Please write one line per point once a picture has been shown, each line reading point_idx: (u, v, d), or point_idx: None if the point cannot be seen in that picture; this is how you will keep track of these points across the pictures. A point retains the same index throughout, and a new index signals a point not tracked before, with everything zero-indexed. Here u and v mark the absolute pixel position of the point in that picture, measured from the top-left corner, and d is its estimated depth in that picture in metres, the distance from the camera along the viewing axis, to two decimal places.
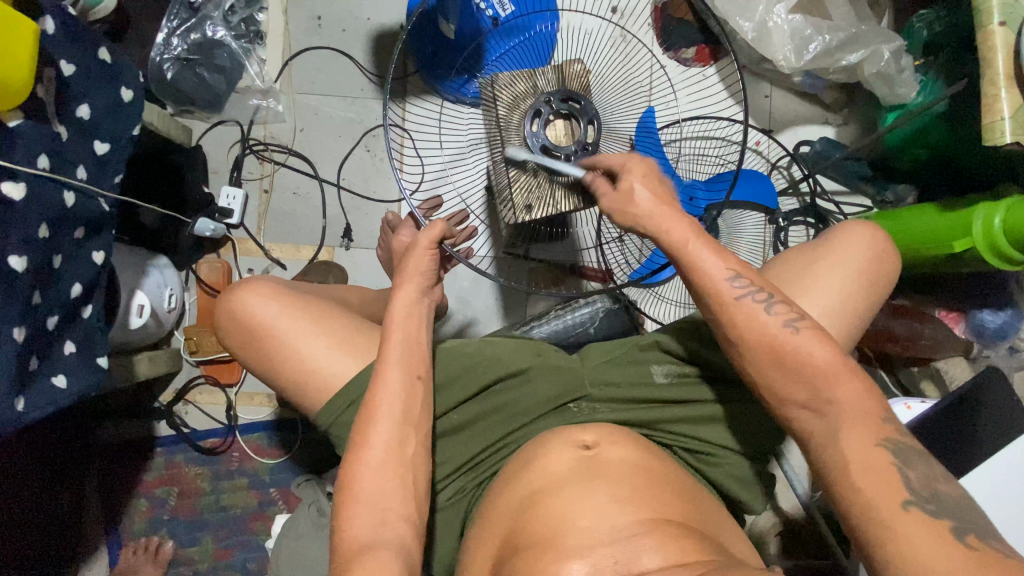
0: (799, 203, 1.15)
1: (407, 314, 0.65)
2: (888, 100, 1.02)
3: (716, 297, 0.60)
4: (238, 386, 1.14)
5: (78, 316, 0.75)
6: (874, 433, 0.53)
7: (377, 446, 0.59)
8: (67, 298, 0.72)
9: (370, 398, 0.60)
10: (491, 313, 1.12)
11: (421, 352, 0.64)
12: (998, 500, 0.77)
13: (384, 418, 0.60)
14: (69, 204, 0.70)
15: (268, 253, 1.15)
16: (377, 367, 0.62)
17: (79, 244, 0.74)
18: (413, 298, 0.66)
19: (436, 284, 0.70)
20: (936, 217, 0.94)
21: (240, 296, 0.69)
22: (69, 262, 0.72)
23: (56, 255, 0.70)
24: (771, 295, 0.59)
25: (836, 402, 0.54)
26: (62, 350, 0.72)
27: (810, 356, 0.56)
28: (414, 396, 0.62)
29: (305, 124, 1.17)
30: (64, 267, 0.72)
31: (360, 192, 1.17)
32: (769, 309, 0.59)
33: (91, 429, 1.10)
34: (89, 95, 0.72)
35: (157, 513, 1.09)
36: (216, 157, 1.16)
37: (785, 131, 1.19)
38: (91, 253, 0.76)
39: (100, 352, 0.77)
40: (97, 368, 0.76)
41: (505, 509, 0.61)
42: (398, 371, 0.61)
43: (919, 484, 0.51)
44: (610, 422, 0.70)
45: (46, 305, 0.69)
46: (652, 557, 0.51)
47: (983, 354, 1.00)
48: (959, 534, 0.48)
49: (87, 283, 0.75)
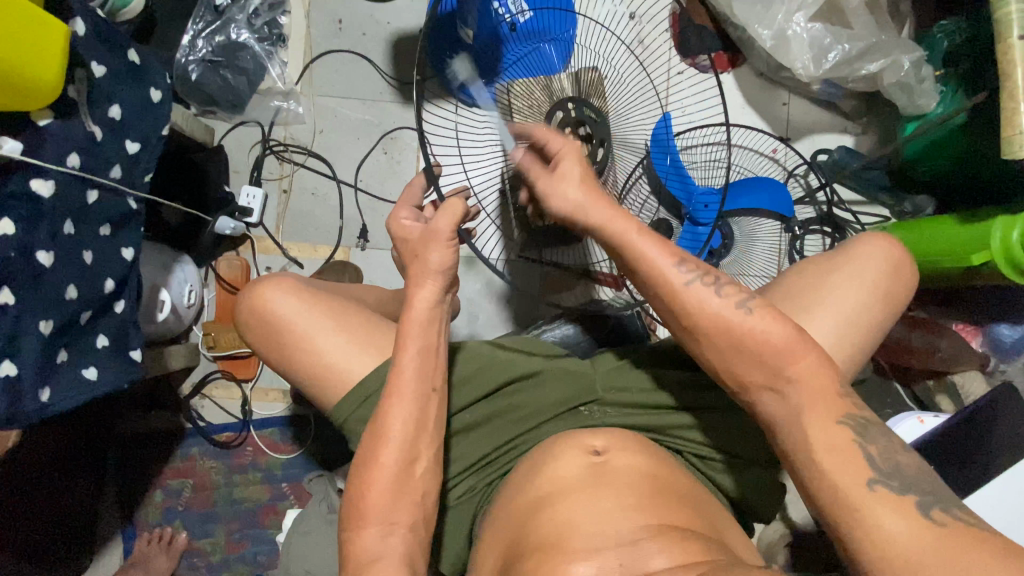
0: (815, 212, 1.14)
1: (427, 320, 0.64)
2: (908, 110, 1.01)
3: (669, 287, 0.62)
4: (253, 381, 1.16)
5: (112, 311, 0.78)
6: (835, 411, 0.54)
7: (394, 452, 0.60)
8: (99, 294, 0.74)
9: (386, 408, 0.61)
10: (501, 316, 1.13)
11: (437, 361, 0.64)
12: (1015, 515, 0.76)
13: (397, 432, 0.60)
14: (92, 201, 0.72)
15: (285, 251, 1.17)
16: (392, 379, 0.62)
17: (108, 241, 0.76)
18: (429, 291, 0.64)
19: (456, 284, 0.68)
20: (955, 229, 0.93)
21: (259, 291, 0.71)
22: (99, 257, 0.74)
23: (89, 251, 0.72)
24: (718, 277, 0.62)
25: (815, 388, 0.55)
26: (97, 343, 0.76)
27: (767, 334, 0.58)
28: (429, 408, 0.62)
29: (324, 125, 1.20)
30: (100, 263, 0.74)
31: (376, 194, 1.18)
32: (720, 292, 0.61)
33: (113, 420, 1.13)
34: (118, 96, 0.74)
35: (171, 503, 1.12)
36: (237, 156, 1.18)
37: (802, 139, 1.18)
38: (121, 249, 0.78)
39: (131, 347, 0.81)
40: (130, 362, 0.80)
41: (513, 512, 0.62)
42: (413, 389, 0.61)
43: (881, 459, 0.51)
44: (619, 427, 0.71)
45: (83, 302, 0.72)
46: (659, 560, 0.51)
47: (1000, 368, 1.00)
48: (926, 509, 0.48)
49: (118, 280, 0.78)
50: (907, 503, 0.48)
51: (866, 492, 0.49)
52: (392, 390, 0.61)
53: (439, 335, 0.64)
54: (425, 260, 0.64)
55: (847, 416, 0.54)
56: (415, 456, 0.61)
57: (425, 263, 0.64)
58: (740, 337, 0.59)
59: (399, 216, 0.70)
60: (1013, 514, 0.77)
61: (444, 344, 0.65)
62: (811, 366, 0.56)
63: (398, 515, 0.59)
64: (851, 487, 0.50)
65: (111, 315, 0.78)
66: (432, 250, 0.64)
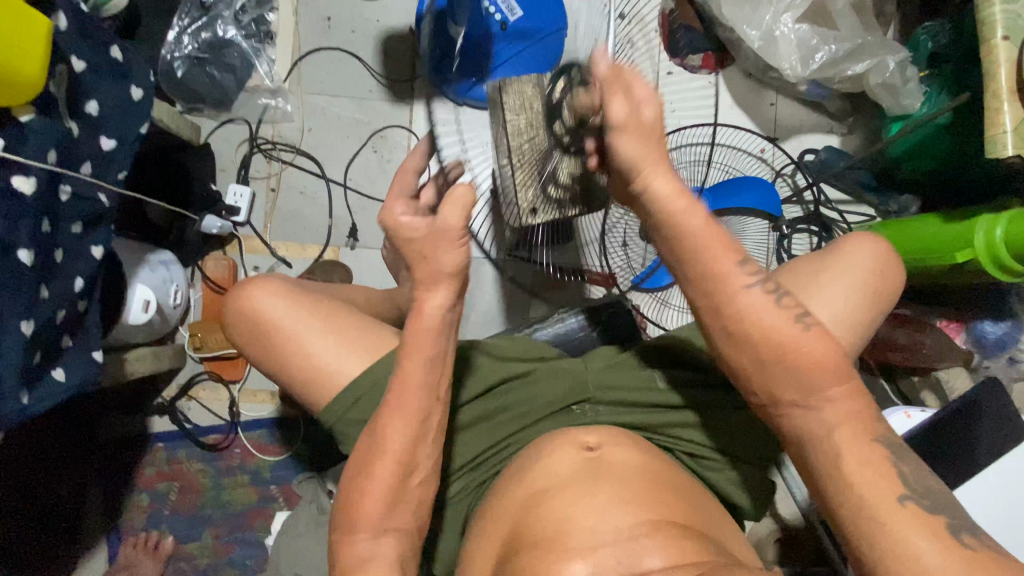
0: (802, 211, 1.15)
1: (427, 327, 0.60)
2: (894, 111, 1.02)
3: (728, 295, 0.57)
4: (241, 382, 1.15)
5: (78, 312, 0.75)
6: (870, 429, 0.53)
7: (390, 463, 0.59)
8: (70, 292, 0.72)
9: (387, 419, 0.60)
10: (493, 316, 1.12)
11: (440, 370, 0.62)
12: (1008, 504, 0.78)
13: (396, 437, 0.59)
14: (63, 199, 0.70)
15: (273, 251, 1.16)
16: (393, 387, 0.61)
17: (77, 239, 0.74)
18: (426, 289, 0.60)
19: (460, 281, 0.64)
20: (939, 228, 0.95)
21: (246, 292, 0.70)
22: (68, 256, 0.73)
23: (57, 249, 0.70)
24: (778, 287, 0.58)
25: (843, 399, 0.54)
26: (61, 344, 0.73)
27: (816, 354, 0.55)
28: (431, 417, 0.61)
29: (313, 124, 1.18)
30: (65, 261, 0.72)
31: (367, 193, 1.17)
32: (777, 301, 0.57)
33: (94, 423, 1.11)
34: (98, 92, 0.73)
35: (157, 507, 1.10)
36: (224, 155, 1.17)
37: (790, 139, 1.19)
38: (91, 247, 0.76)
39: (94, 346, 0.78)
40: (92, 363, 0.77)
41: (507, 510, 0.61)
42: (413, 397, 0.60)
43: (914, 479, 0.51)
44: (611, 424, 0.71)
45: (55, 301, 0.70)
46: (655, 559, 0.52)
47: (984, 365, 1.01)
48: (955, 531, 0.48)
49: (87, 279, 0.76)
50: (939, 525, 0.48)
51: (897, 509, 0.49)
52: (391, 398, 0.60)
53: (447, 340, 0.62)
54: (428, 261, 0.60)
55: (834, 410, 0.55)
56: (412, 468, 0.60)
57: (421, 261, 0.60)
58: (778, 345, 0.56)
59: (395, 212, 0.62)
60: (1005, 509, 0.78)
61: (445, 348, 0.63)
62: (844, 376, 0.55)
63: (396, 522, 0.59)
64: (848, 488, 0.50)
65: (72, 315, 0.74)
66: (442, 250, 0.58)
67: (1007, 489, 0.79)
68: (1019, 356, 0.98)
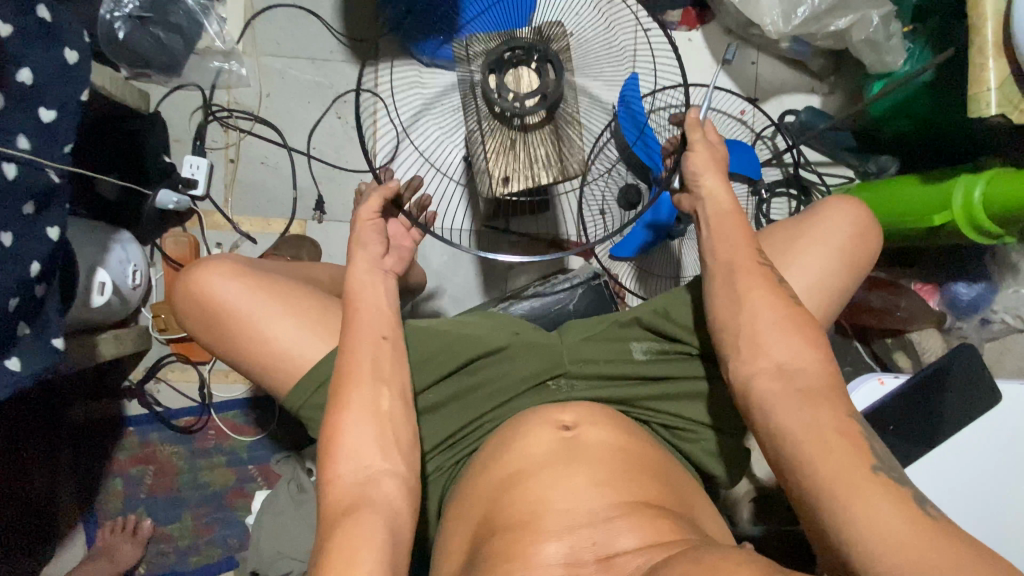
0: (782, 173, 1.12)
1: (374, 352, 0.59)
2: (875, 68, 0.99)
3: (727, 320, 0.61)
4: (211, 363, 1.11)
5: (34, 296, 0.70)
6: (848, 407, 0.52)
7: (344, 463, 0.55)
8: (21, 277, 0.67)
9: (338, 406, 0.57)
10: (469, 288, 1.11)
11: (395, 368, 0.60)
12: (988, 470, 0.77)
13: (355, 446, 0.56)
14: (11, 176, 0.65)
15: (236, 226, 1.10)
16: (339, 390, 0.57)
17: (28, 220, 0.69)
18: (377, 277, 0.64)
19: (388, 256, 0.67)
20: (917, 189, 0.94)
21: (198, 274, 0.67)
22: (22, 238, 0.67)
23: (4, 232, 0.65)
24: (775, 301, 0.59)
25: (819, 370, 0.55)
26: (15, 332, 0.68)
27: (793, 363, 0.56)
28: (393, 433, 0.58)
29: (271, 88, 1.11)
30: (18, 245, 0.67)
31: (332, 162, 1.12)
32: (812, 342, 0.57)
33: (61, 410, 1.08)
34: (29, 57, 0.66)
35: (132, 491, 1.08)
36: (177, 125, 1.10)
37: (770, 99, 1.17)
38: (45, 228, 0.71)
39: (53, 334, 0.72)
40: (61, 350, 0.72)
41: (482, 491, 0.60)
42: (365, 375, 0.58)
43: (885, 453, 0.50)
44: (588, 400, 0.70)
45: (4, 289, 0.65)
46: (628, 539, 0.53)
47: (957, 325, 1.05)
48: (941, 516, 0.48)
49: (42, 263, 0.71)
50: (909, 499, 0.46)
51: (870, 477, 0.47)
52: (339, 395, 0.57)
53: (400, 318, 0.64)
54: (367, 248, 0.65)
55: (809, 380, 0.54)
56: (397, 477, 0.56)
57: (362, 247, 0.65)
58: (785, 362, 0.56)
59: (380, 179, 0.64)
60: (971, 474, 0.77)
61: (388, 331, 0.62)
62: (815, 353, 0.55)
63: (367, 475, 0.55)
64: (834, 470, 0.48)
65: (29, 299, 0.69)
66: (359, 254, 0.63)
67: (981, 450, 0.77)
68: (992, 317, 1.02)
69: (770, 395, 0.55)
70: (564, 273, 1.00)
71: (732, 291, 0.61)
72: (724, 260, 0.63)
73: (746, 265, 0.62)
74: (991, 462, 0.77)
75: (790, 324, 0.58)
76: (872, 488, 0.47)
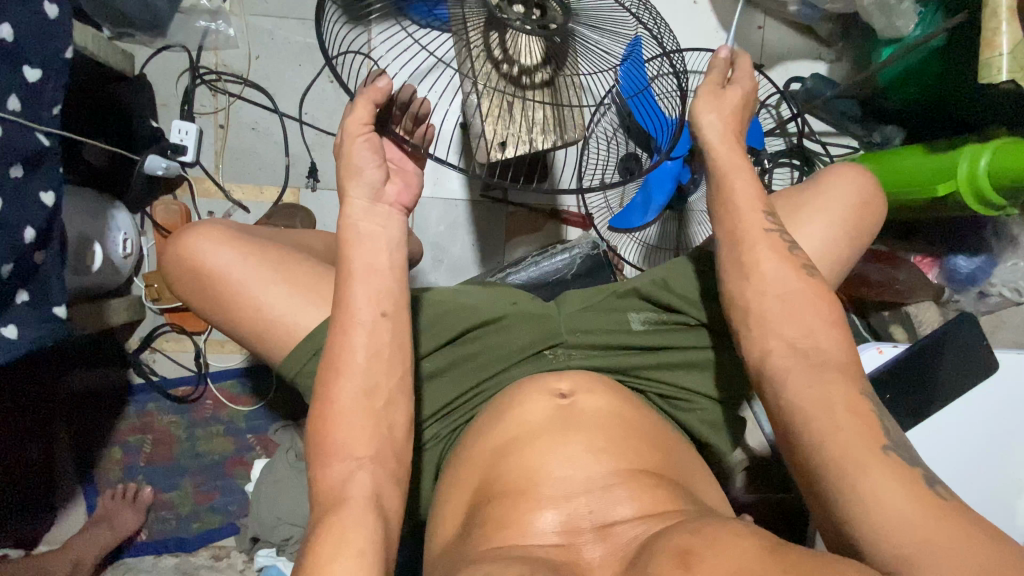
0: (785, 143, 1.11)
1: (374, 325, 0.57)
2: (885, 33, 0.96)
3: (730, 291, 0.60)
4: (206, 333, 1.11)
5: (33, 263, 0.68)
6: (847, 379, 0.52)
7: (342, 434, 0.55)
8: (19, 244, 0.65)
9: (332, 381, 0.56)
10: (466, 258, 1.09)
11: (395, 348, 0.58)
12: (983, 438, 0.77)
13: (353, 416, 0.55)
14: None
15: (228, 194, 1.07)
16: (333, 360, 0.56)
17: (16, 184, 0.66)
18: (382, 216, 0.61)
19: (388, 181, 0.62)
20: (921, 160, 0.92)
21: (188, 240, 0.65)
22: (13, 204, 0.65)
23: None
24: (779, 272, 0.59)
25: (819, 343, 0.55)
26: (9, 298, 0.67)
27: (793, 335, 0.56)
28: (393, 402, 0.57)
29: (260, 50, 1.07)
30: (8, 211, 0.64)
31: (325, 128, 1.09)
32: (814, 312, 0.57)
33: (57, 378, 1.07)
34: (8, 12, 0.63)
35: (132, 460, 1.08)
36: (164, 88, 1.06)
37: (777, 67, 1.14)
38: (38, 193, 0.68)
39: (55, 302, 0.71)
40: (55, 318, 0.70)
41: (480, 457, 0.60)
42: (361, 346, 0.57)
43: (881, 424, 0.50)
44: (585, 369, 0.69)
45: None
46: (626, 507, 0.54)
47: (953, 298, 1.05)
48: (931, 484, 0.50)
49: (41, 229, 0.68)
50: (902, 469, 0.47)
51: (866, 448, 0.48)
52: (335, 378, 0.56)
53: (402, 300, 0.60)
54: (365, 180, 0.60)
55: (809, 352, 0.54)
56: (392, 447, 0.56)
57: (357, 175, 0.60)
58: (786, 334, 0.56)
59: (368, 141, 0.60)
60: (967, 442, 0.77)
61: (387, 306, 0.59)
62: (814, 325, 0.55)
63: (363, 446, 0.55)
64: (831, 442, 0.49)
65: (24, 265, 0.67)
66: (355, 223, 0.60)
67: (976, 419, 0.78)
68: (990, 291, 1.02)
69: (770, 369, 0.56)
70: (561, 244, 0.99)
71: (735, 262, 0.60)
72: (730, 230, 0.62)
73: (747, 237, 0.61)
74: (985, 431, 0.78)
75: (792, 294, 0.57)
76: (867, 458, 0.47)
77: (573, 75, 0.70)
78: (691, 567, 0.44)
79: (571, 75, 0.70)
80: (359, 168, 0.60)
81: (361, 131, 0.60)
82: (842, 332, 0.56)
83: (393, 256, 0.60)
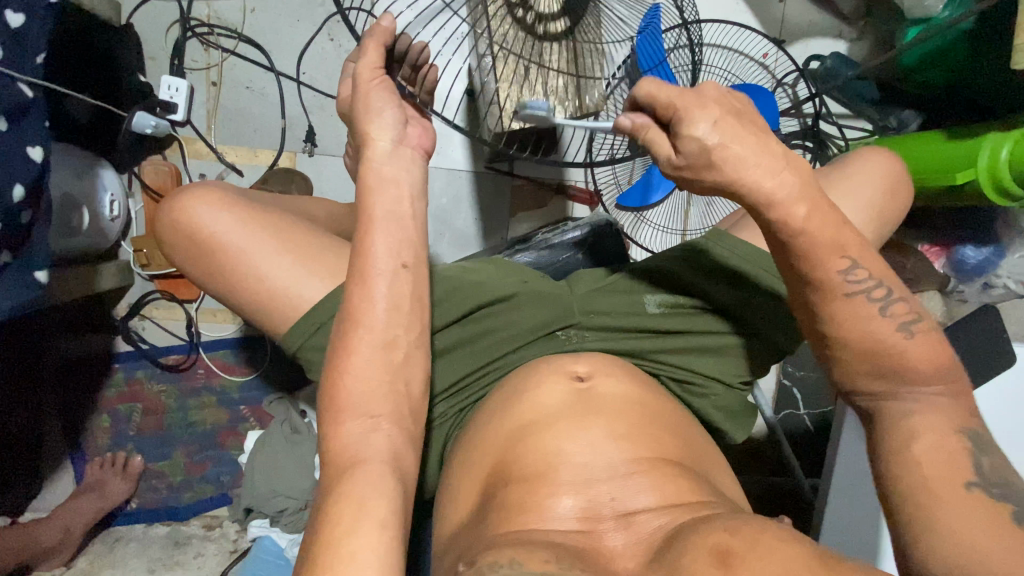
0: (799, 125, 1.07)
1: (393, 303, 0.54)
2: (913, 12, 0.92)
3: None
4: (198, 302, 1.07)
5: (20, 224, 0.64)
6: None
7: (355, 417, 0.52)
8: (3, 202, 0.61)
9: (343, 360, 0.53)
10: (469, 232, 1.06)
11: (410, 329, 0.56)
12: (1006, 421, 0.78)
13: (364, 396, 0.53)
14: None
15: (220, 156, 1.02)
16: (343, 337, 0.54)
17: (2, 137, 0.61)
18: (385, 175, 0.57)
19: (395, 141, 0.57)
20: (943, 147, 0.90)
21: (182, 204, 0.62)
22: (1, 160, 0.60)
23: None
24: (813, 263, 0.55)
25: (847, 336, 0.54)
26: None
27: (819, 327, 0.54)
28: (406, 382, 0.55)
29: (255, 3, 1.01)
30: None
31: (323, 90, 1.03)
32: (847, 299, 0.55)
33: (41, 344, 1.03)
34: None
35: (121, 428, 1.06)
36: (152, 40, 1.00)
37: (796, 43, 1.10)
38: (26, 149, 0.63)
39: (39, 265, 0.68)
40: (34, 283, 0.68)
41: (493, 441, 0.59)
42: (376, 325, 0.54)
43: None
44: (598, 351, 0.68)
45: None
46: (645, 497, 0.53)
47: (958, 288, 1.04)
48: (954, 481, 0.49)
49: (31, 186, 0.64)
50: None
51: None
52: (346, 356, 0.53)
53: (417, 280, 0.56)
54: (377, 147, 0.56)
55: None
56: (403, 430, 0.54)
57: (369, 142, 0.56)
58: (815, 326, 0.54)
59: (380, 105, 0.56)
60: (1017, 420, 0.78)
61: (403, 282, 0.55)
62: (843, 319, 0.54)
63: (377, 407, 0.53)
64: None
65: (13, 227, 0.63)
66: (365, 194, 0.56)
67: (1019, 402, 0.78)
68: (994, 283, 1.01)
69: None
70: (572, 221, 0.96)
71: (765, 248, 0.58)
72: None
73: (794, 246, 0.53)
74: (997, 420, 0.78)
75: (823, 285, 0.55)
76: None
77: (593, 42, 0.66)
78: (730, 566, 0.44)
79: (591, 44, 0.66)
80: (370, 135, 0.56)
81: (372, 78, 0.57)
82: (909, 335, 0.54)
83: (405, 230, 0.57)
